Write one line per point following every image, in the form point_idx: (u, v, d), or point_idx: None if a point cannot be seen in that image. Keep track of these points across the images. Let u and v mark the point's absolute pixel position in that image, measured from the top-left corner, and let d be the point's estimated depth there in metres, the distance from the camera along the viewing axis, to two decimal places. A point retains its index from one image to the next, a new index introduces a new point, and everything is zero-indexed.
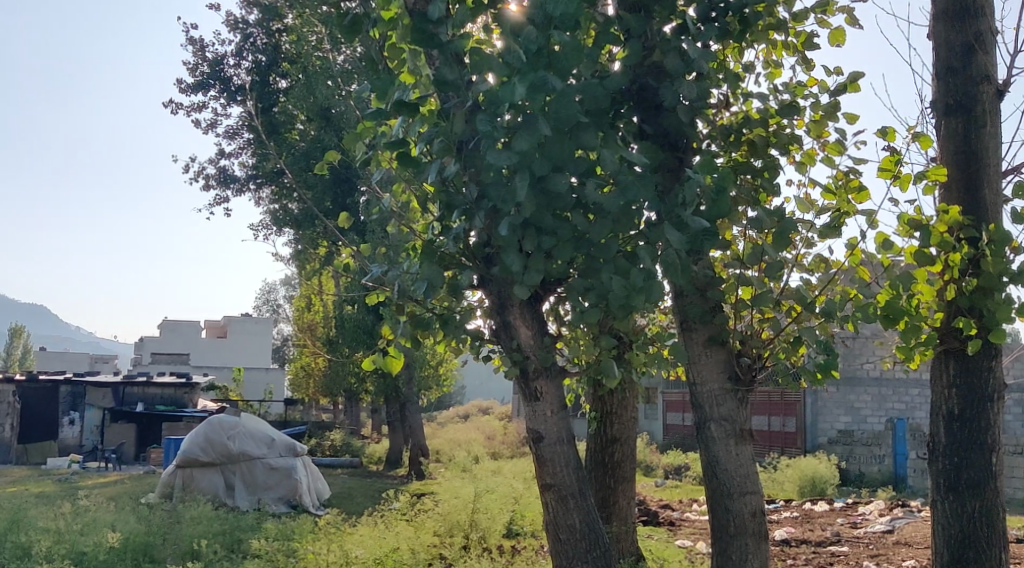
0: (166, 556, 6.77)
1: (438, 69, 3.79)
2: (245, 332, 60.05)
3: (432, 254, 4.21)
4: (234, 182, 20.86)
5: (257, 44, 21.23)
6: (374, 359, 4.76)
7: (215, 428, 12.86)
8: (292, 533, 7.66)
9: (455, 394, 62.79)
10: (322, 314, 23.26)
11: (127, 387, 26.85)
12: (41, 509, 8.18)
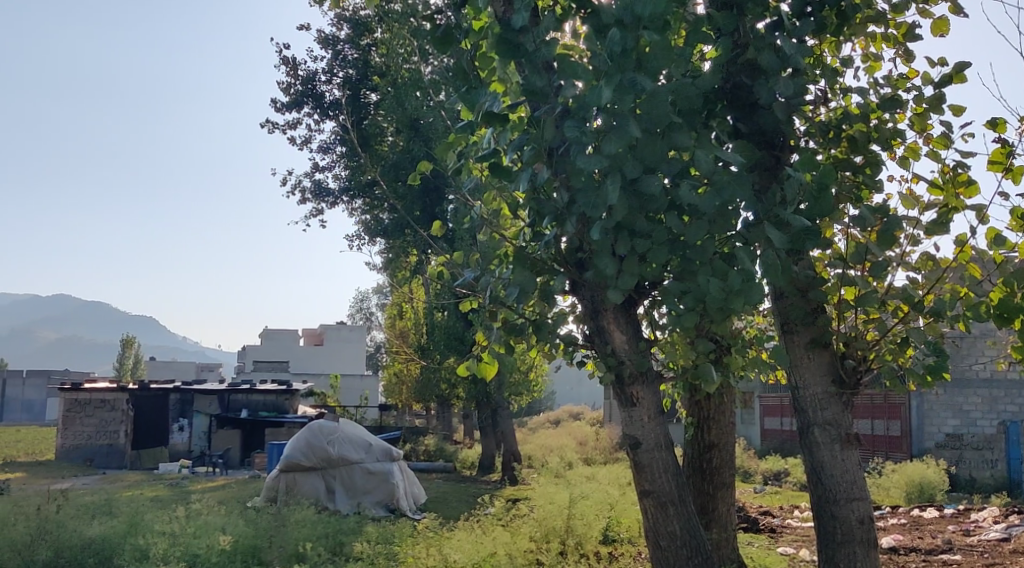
0: (273, 558, 7.04)
1: (527, 77, 3.86)
2: (340, 340, 61.94)
3: (524, 259, 4.28)
4: (328, 195, 21.55)
5: (347, 60, 21.91)
6: (469, 365, 5.12)
7: (315, 434, 13.29)
8: (392, 536, 7.81)
9: (545, 400, 62.88)
10: (414, 322, 23.75)
11: (232, 394, 27.99)
12: (158, 512, 8.67)
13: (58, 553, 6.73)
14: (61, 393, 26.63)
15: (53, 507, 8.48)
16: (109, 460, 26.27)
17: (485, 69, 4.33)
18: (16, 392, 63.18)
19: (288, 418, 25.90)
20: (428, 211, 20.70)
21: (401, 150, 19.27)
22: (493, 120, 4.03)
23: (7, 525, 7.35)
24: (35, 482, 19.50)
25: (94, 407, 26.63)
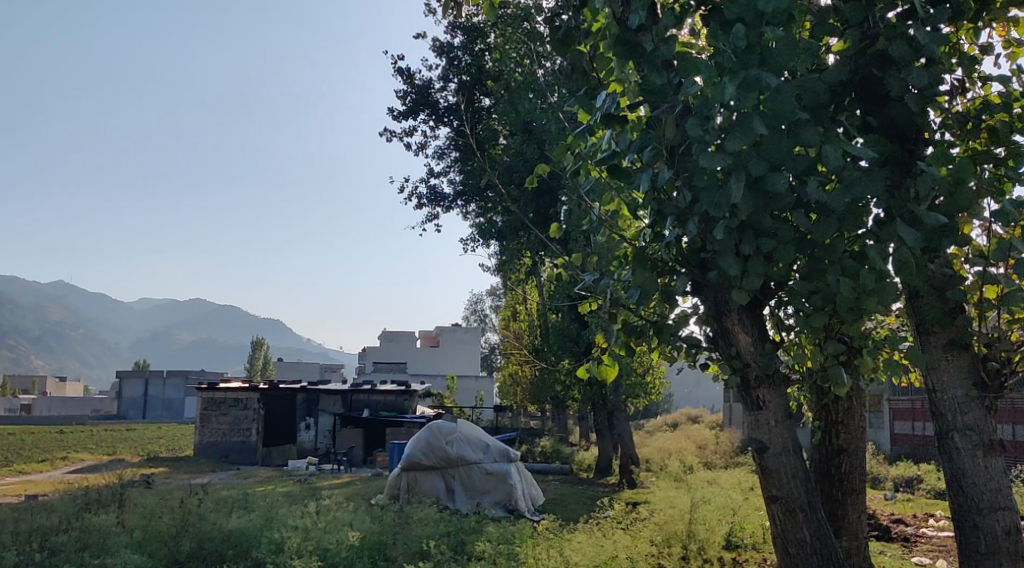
0: (398, 555, 7.26)
1: (647, 76, 3.92)
2: (455, 342, 63.23)
3: (644, 260, 4.25)
4: (444, 200, 22.08)
5: (461, 66, 22.38)
6: (589, 368, 5.24)
7: (434, 433, 13.66)
8: (512, 536, 7.87)
9: (661, 403, 61.68)
10: (528, 323, 23.95)
11: (354, 394, 29.23)
12: (291, 508, 9.11)
13: (201, 544, 7.19)
14: (199, 392, 28.52)
15: (196, 501, 9.06)
16: (242, 457, 27.85)
17: (602, 70, 4.45)
18: (159, 391, 68.17)
19: (407, 417, 26.69)
20: (541, 212, 20.82)
21: (514, 152, 19.45)
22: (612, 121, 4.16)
23: (156, 517, 7.92)
24: (178, 476, 20.99)
25: (228, 406, 28.31)
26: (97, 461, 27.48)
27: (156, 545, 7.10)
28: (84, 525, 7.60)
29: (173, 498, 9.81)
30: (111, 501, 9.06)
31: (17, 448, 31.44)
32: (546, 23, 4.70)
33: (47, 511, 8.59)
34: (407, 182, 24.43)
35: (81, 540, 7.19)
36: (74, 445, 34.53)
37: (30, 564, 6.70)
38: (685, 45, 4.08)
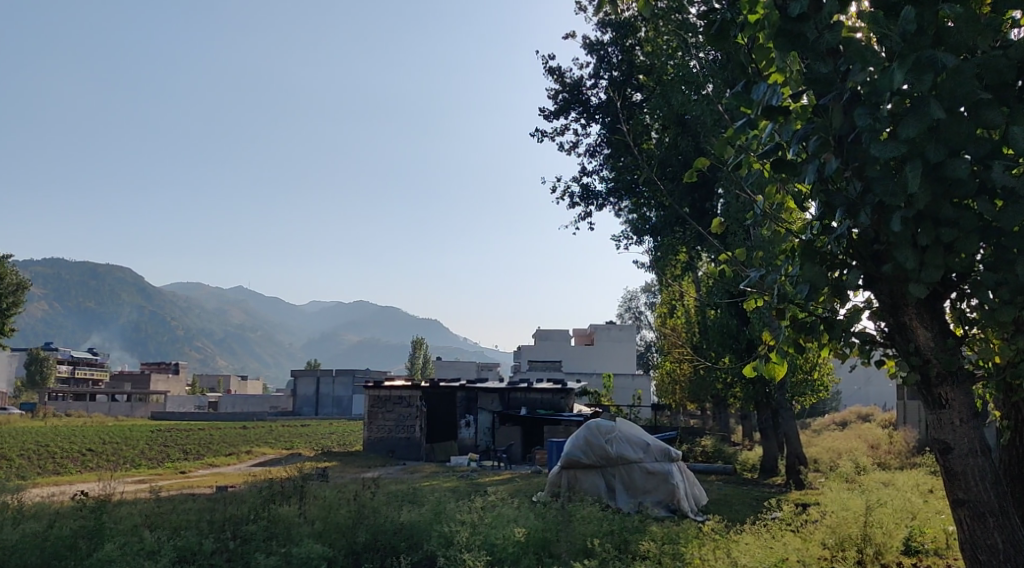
0: (562, 552, 7.35)
1: (809, 66, 3.86)
2: (610, 339, 63.09)
3: (812, 254, 4.11)
4: (596, 198, 22.11)
5: (613, 62, 22.31)
6: (757, 365, 5.25)
7: (594, 432, 13.68)
8: (677, 537, 7.76)
9: (828, 401, 58.20)
10: (686, 319, 23.48)
11: (512, 392, 29.83)
12: (457, 503, 9.45)
13: (375, 537, 7.64)
14: (366, 390, 30.21)
15: (368, 494, 9.63)
16: (408, 453, 29.07)
17: (762, 60, 4.41)
18: (330, 389, 72.99)
19: (564, 416, 26.92)
20: (696, 207, 20.33)
21: (667, 147, 19.11)
22: (773, 113, 4.14)
23: (334, 509, 8.45)
24: (350, 470, 22.35)
25: (393, 403, 29.90)
26: (278, 455, 29.78)
27: (336, 536, 7.60)
28: (270, 515, 8.24)
29: (346, 491, 10.47)
30: (294, 492, 9.84)
31: (209, 442, 34.74)
32: (701, 18, 4.67)
33: (239, 502, 9.44)
34: (559, 181, 24.67)
35: (269, 529, 7.83)
36: (257, 439, 37.64)
37: (228, 551, 7.39)
38: (851, 29, 3.95)
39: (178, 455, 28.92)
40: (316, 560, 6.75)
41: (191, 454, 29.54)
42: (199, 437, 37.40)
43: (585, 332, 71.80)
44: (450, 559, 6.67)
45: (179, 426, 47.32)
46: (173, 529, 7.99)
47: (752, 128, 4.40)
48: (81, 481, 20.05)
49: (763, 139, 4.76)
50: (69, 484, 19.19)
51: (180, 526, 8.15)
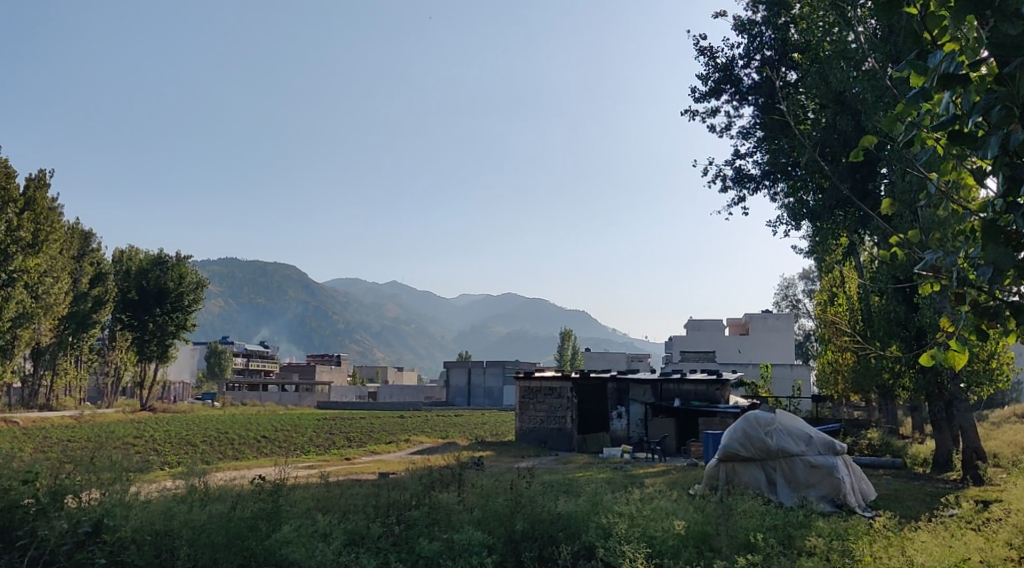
0: (723, 546, 7.10)
1: (994, 29, 3.51)
2: (766, 329, 60.85)
3: (995, 234, 3.81)
4: (750, 181, 21.16)
5: (765, 41, 21.35)
6: (935, 353, 4.89)
7: (752, 424, 13.11)
8: (845, 534, 7.34)
9: (1011, 392, 53.12)
10: (849, 307, 22.29)
11: (664, 383, 28.57)
12: (614, 495, 9.39)
13: (533, 525, 7.70)
14: (517, 382, 30.98)
15: (524, 484, 9.67)
16: (561, 443, 29.47)
17: (935, 29, 4.11)
18: (481, 380, 74.84)
19: (720, 408, 26.28)
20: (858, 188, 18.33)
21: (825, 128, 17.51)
22: (950, 85, 3.84)
23: (492, 497, 8.55)
24: (503, 459, 22.85)
25: (544, 395, 30.36)
26: (434, 443, 30.88)
27: (494, 524, 7.72)
28: (431, 501, 8.44)
29: (503, 480, 10.58)
30: (453, 480, 10.11)
31: (370, 430, 36.53)
32: None
33: (402, 488, 9.82)
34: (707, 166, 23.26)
35: (430, 515, 8.04)
36: (414, 428, 39.15)
37: (394, 535, 7.68)
38: None
39: (342, 442, 30.69)
40: (477, 547, 6.93)
41: (354, 441, 31.15)
42: (360, 426, 39.50)
43: (739, 321, 69.57)
44: (610, 551, 6.70)
45: (340, 414, 50.13)
46: (342, 513, 8.42)
47: (925, 100, 4.10)
48: (258, 465, 21.69)
49: (938, 113, 4.44)
50: (248, 469, 20.74)
51: (349, 510, 8.61)
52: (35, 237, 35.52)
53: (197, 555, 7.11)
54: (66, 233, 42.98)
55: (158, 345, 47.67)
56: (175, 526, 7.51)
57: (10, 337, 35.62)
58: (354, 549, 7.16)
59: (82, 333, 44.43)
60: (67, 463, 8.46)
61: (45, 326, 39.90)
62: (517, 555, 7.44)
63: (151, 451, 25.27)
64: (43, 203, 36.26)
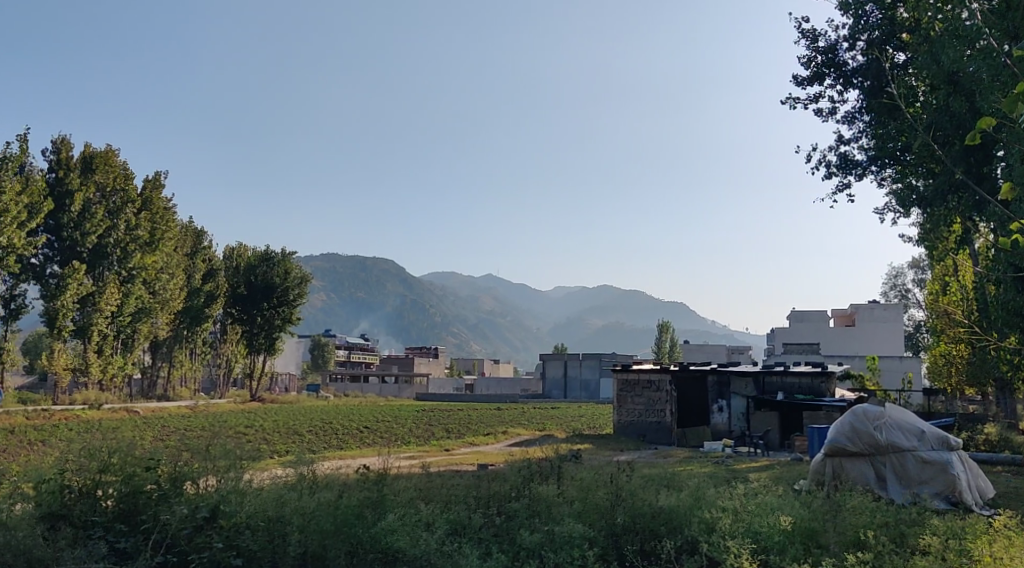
0: (832, 542, 6.98)
1: None
2: (873, 320, 58.44)
3: None
4: (856, 167, 19.95)
5: (871, 20, 20.09)
6: None
7: (860, 418, 12.73)
8: (964, 533, 7.04)
9: None
10: (965, 297, 21.15)
11: (767, 376, 27.83)
12: (718, 490, 9.26)
13: (634, 519, 7.67)
14: (614, 374, 30.27)
15: (625, 477, 9.66)
16: (659, 438, 28.80)
17: None
18: (577, 372, 74.89)
19: (827, 401, 25.36)
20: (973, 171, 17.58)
21: (936, 110, 16.48)
22: None
23: (592, 490, 8.53)
24: (601, 452, 22.85)
25: (643, 387, 29.59)
26: (531, 436, 31.08)
27: (595, 516, 7.74)
28: (531, 493, 8.50)
29: (605, 473, 10.59)
30: (551, 473, 10.13)
31: (468, 422, 37.00)
32: None
33: (504, 479, 9.89)
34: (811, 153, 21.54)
35: (531, 507, 8.11)
36: (511, 421, 39.46)
37: (494, 526, 7.85)
38: None
39: (441, 433, 31.41)
40: (577, 539, 7.05)
41: (453, 433, 31.76)
42: (459, 417, 40.06)
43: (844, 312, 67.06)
44: (714, 545, 6.71)
45: (440, 406, 51.17)
46: (445, 503, 8.54)
47: None
48: (362, 454, 22.48)
49: None
50: (353, 459, 21.36)
51: (451, 500, 8.70)
52: (153, 235, 40.75)
53: (307, 541, 7.45)
54: (180, 232, 45.21)
55: (265, 338, 50.09)
56: (286, 512, 7.79)
57: (130, 329, 39.74)
58: (457, 538, 7.41)
59: (196, 326, 47.17)
60: (185, 451, 8.92)
61: (163, 321, 42.72)
62: (619, 548, 7.45)
63: (262, 439, 26.47)
64: (160, 204, 41.40)
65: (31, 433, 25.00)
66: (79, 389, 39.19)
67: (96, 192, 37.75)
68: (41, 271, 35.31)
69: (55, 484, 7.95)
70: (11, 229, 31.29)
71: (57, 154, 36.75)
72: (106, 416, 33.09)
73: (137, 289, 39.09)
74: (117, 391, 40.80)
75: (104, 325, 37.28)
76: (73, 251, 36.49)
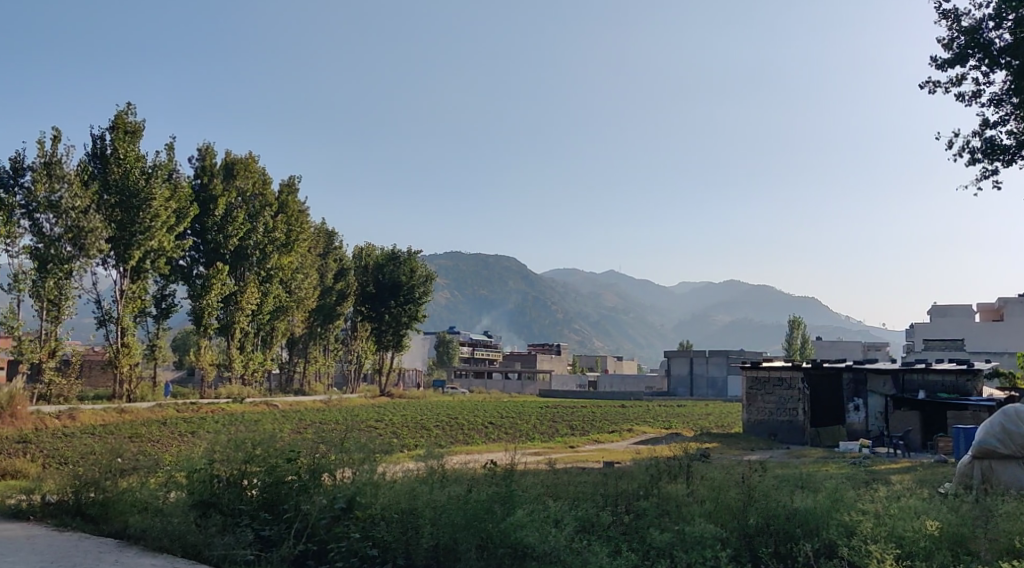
0: (983, 549, 6.74)
1: None
2: None
3: None
4: (1003, 152, 18.57)
5: None
6: None
7: (1012, 419, 11.88)
8: None
9: None
10: None
11: (907, 374, 26.33)
12: (857, 492, 9.01)
13: (768, 521, 7.79)
14: (743, 372, 29.54)
15: (756, 478, 9.62)
16: (792, 436, 28.07)
17: None
18: (705, 369, 73.85)
19: (972, 401, 23.96)
20: None
21: None
22: None
23: (724, 490, 8.74)
24: (731, 452, 22.51)
25: (773, 385, 28.88)
26: (658, 435, 31.00)
27: (726, 517, 7.99)
28: (661, 492, 8.87)
29: (735, 472, 10.75)
30: (680, 472, 10.24)
31: (592, 420, 37.18)
32: None
33: (632, 477, 10.27)
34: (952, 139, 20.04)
35: (661, 506, 8.43)
36: (635, 419, 39.46)
37: (624, 525, 8.14)
38: None
39: (565, 430, 31.66)
40: (709, 540, 7.21)
41: (579, 430, 31.92)
42: (581, 415, 40.32)
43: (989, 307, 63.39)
44: (855, 550, 6.76)
45: (563, 403, 51.45)
46: (574, 500, 8.91)
47: None
48: (488, 450, 23.01)
49: None
50: (481, 453, 21.92)
51: (579, 497, 9.08)
52: (289, 237, 42.53)
53: (439, 534, 7.84)
54: (313, 234, 47.50)
55: (393, 335, 51.65)
56: (418, 505, 8.29)
57: (269, 325, 43.03)
58: (586, 536, 7.57)
59: (329, 323, 49.71)
60: (321, 443, 9.56)
61: (298, 318, 45.71)
62: (753, 549, 7.64)
63: (391, 433, 27.45)
64: (295, 207, 43.05)
65: (184, 425, 26.60)
66: (224, 383, 41.88)
67: (237, 196, 39.61)
68: (188, 272, 37.53)
69: (205, 474, 9.01)
70: (159, 233, 33.51)
71: (202, 162, 38.75)
72: (248, 409, 34.91)
73: (274, 288, 41.45)
74: (258, 386, 43.11)
75: (244, 322, 39.94)
76: (215, 253, 38.33)
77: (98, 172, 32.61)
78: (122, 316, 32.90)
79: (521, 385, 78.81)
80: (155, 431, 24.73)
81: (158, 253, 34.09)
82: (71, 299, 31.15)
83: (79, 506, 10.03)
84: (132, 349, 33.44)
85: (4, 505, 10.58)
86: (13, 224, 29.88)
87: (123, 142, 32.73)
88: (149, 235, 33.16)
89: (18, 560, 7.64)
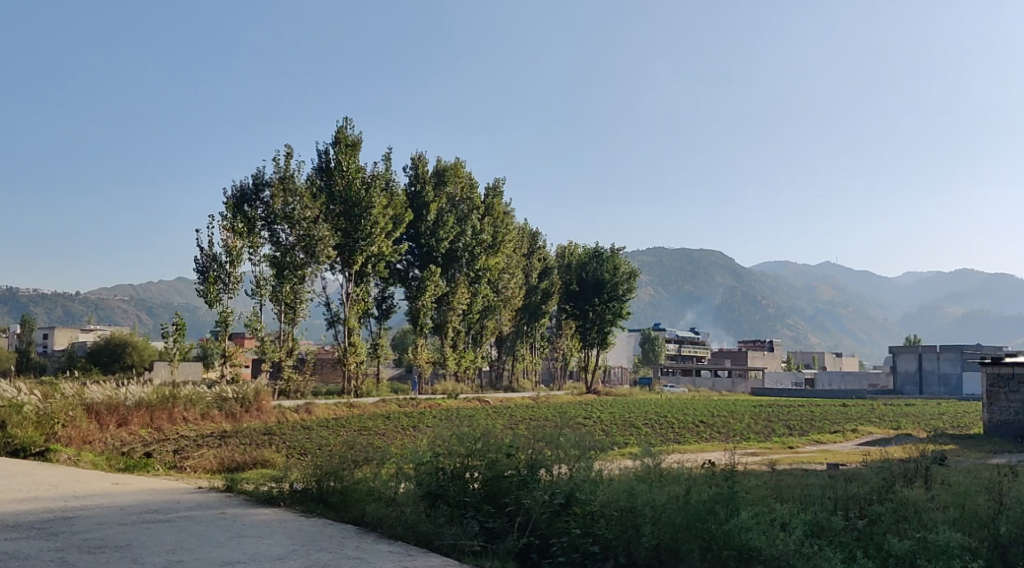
0: None
1: None
2: None
3: None
4: None
5: None
6: None
7: None
8: None
9: None
10: None
11: None
12: None
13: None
14: (983, 368, 27.67)
15: (1009, 481, 9.82)
16: None
17: None
18: (935, 365, 69.09)
19: None
20: None
21: None
22: None
23: (970, 496, 9.30)
24: (970, 454, 20.87)
25: (1018, 383, 26.67)
26: (886, 435, 29.80)
27: (977, 528, 8.34)
28: (897, 497, 9.19)
29: (981, 477, 10.71)
30: (916, 475, 10.38)
31: (810, 420, 35.68)
32: None
33: (862, 481, 10.32)
34: None
35: (897, 512, 8.73)
36: (855, 418, 37.39)
37: (856, 530, 8.47)
38: None
39: (781, 430, 30.77)
40: (956, 550, 7.50)
41: (796, 430, 30.77)
42: (797, 414, 38.69)
43: None
44: None
45: (776, 402, 50.03)
46: (800, 503, 9.37)
47: None
48: (705, 450, 23.00)
49: None
50: (699, 454, 22.06)
51: (806, 502, 9.44)
52: (496, 238, 43.58)
53: (660, 534, 8.24)
54: (519, 235, 49.34)
55: (598, 332, 52.21)
56: (637, 504, 8.55)
57: (480, 324, 44.26)
58: (814, 541, 7.96)
59: (535, 322, 51.07)
60: (538, 439, 9.86)
61: (506, 317, 47.13)
62: (1007, 559, 7.92)
63: (602, 430, 27.77)
64: (500, 208, 44.10)
65: (405, 420, 27.96)
66: (441, 380, 44.19)
67: (447, 202, 41.31)
68: (405, 275, 39.93)
69: (431, 466, 9.55)
70: (379, 240, 35.44)
71: (417, 170, 40.93)
72: (462, 404, 36.52)
73: (484, 288, 42.78)
74: (470, 382, 45.32)
75: (456, 321, 41.73)
76: (429, 256, 40.36)
77: (325, 184, 35.01)
78: (349, 317, 35.58)
79: (732, 381, 77.14)
80: (381, 425, 26.35)
81: (379, 258, 36.04)
82: (304, 302, 34.29)
83: (322, 493, 10.74)
84: (358, 348, 35.74)
85: (259, 490, 11.50)
86: (255, 235, 33.20)
87: (347, 155, 34.90)
88: (371, 240, 35.18)
89: (273, 542, 8.29)
